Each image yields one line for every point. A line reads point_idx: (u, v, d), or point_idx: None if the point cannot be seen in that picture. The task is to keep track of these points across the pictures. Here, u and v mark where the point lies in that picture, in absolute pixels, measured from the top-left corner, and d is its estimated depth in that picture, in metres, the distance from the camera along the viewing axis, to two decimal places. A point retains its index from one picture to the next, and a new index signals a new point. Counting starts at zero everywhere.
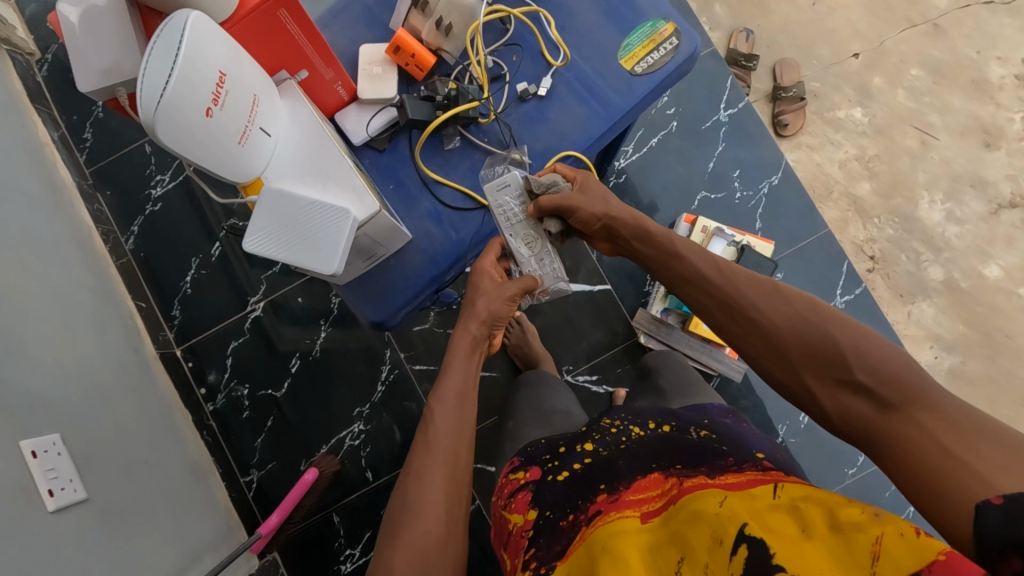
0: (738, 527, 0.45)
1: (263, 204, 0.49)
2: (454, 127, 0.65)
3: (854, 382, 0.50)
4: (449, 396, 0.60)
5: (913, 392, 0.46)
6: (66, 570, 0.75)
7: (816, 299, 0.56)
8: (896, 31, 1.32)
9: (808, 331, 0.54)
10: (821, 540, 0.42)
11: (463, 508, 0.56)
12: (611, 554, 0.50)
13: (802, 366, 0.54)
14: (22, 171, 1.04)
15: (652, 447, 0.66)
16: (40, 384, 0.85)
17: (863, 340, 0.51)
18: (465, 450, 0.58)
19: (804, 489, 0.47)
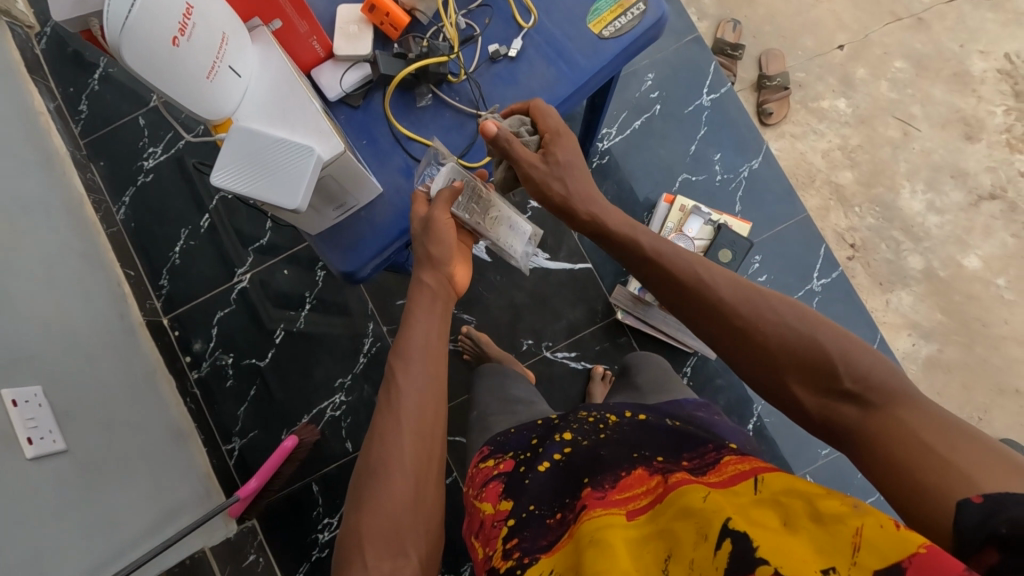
0: (722, 522, 0.44)
1: (230, 141, 0.51)
2: (426, 86, 0.68)
3: (840, 386, 0.50)
4: (413, 352, 0.60)
5: (895, 396, 0.47)
6: (40, 515, 0.76)
7: (796, 301, 0.55)
8: (881, 24, 1.34)
9: (795, 337, 0.53)
10: (804, 533, 0.42)
11: (435, 480, 0.57)
12: (598, 545, 0.49)
13: (786, 370, 0.53)
14: (15, 136, 1.07)
15: (633, 438, 0.66)
16: (22, 337, 0.87)
17: (848, 345, 0.51)
18: (430, 414, 0.58)
19: (785, 481, 0.46)
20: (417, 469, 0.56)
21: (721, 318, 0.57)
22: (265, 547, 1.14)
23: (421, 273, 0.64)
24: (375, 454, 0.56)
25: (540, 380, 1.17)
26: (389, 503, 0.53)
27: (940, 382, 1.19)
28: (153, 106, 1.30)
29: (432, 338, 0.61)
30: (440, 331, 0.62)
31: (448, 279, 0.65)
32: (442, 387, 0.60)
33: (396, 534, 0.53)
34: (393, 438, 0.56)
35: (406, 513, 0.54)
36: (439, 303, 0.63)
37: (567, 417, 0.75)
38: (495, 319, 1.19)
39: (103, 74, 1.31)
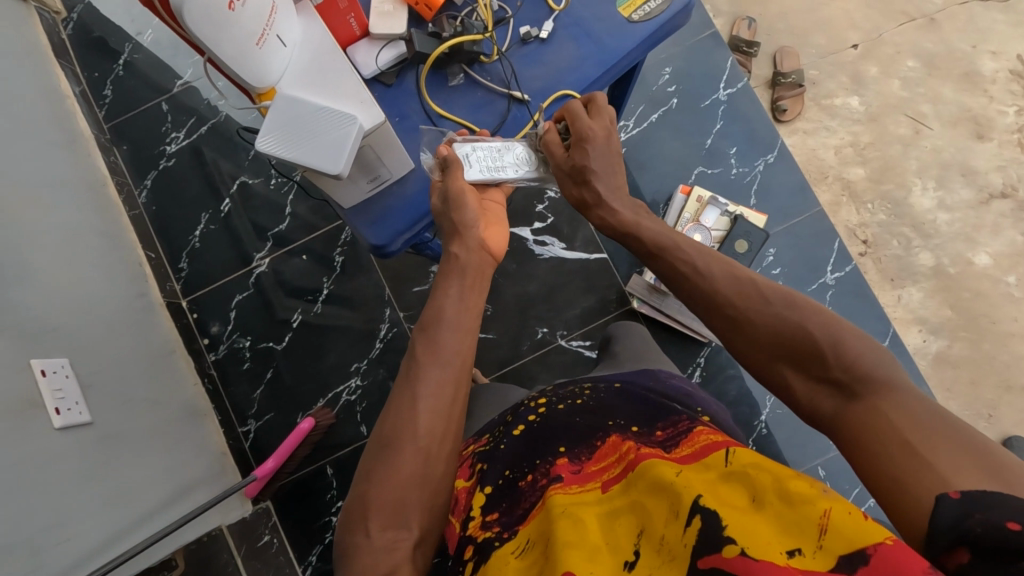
0: (692, 500, 0.45)
1: (276, 108, 0.53)
2: (458, 65, 0.70)
3: (829, 375, 0.50)
4: (441, 324, 0.59)
5: (881, 386, 0.47)
6: (64, 481, 0.78)
7: (792, 291, 0.56)
8: (893, 24, 1.36)
9: (787, 325, 0.53)
10: (771, 510, 0.43)
11: (445, 455, 0.56)
12: (571, 519, 0.50)
13: (778, 358, 0.54)
14: (43, 118, 1.10)
15: (608, 406, 0.71)
16: (48, 310, 0.89)
17: (841, 335, 0.51)
18: (449, 386, 0.57)
19: (752, 456, 0.49)
20: (428, 443, 0.55)
21: (714, 307, 0.58)
22: (279, 528, 1.14)
23: (452, 244, 0.63)
24: (389, 424, 0.56)
25: (553, 368, 1.18)
26: (398, 478, 0.54)
27: (948, 377, 1.20)
28: (176, 92, 1.33)
29: (463, 315, 0.60)
30: (470, 308, 0.60)
31: (481, 247, 0.63)
32: (466, 362, 0.59)
33: (400, 509, 0.53)
34: (409, 408, 0.56)
35: (414, 487, 0.54)
36: (469, 276, 0.61)
37: (546, 393, 0.79)
38: (510, 306, 1.20)
39: (127, 59, 1.34)
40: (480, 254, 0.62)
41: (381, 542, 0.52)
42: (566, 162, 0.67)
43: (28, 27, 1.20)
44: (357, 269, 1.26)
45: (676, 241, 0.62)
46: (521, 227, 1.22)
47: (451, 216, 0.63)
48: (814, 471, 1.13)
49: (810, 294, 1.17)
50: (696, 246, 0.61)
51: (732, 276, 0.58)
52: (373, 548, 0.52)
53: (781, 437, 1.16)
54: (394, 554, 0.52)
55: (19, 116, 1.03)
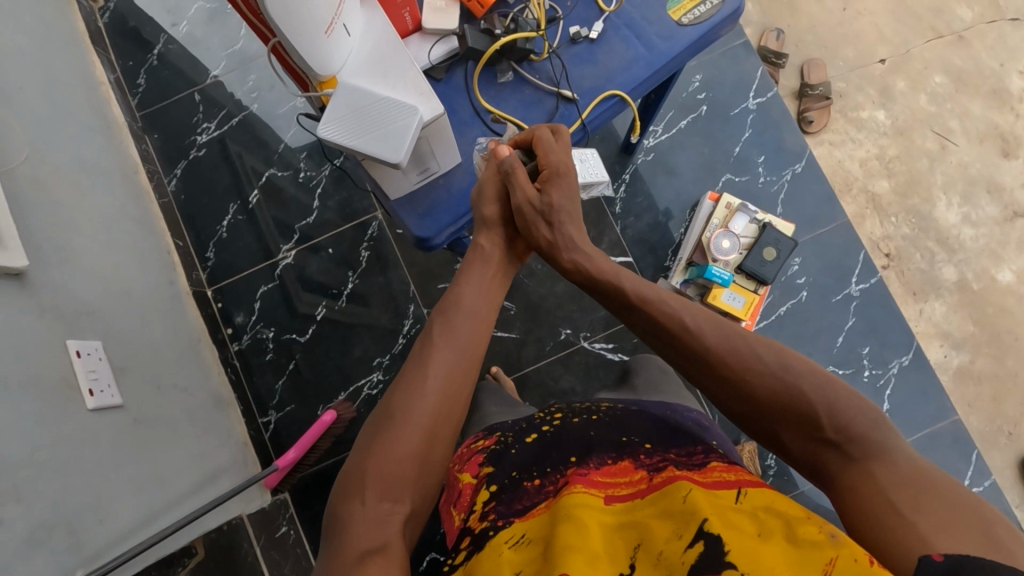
0: (697, 524, 0.42)
1: (338, 97, 0.56)
2: (507, 63, 0.71)
3: (822, 436, 0.50)
4: (459, 310, 0.61)
5: (874, 448, 0.48)
6: (98, 462, 0.79)
7: (786, 348, 0.54)
8: (923, 39, 1.37)
9: (779, 386, 0.52)
10: (776, 545, 0.40)
11: (446, 440, 0.56)
12: (573, 521, 0.46)
13: (770, 415, 0.53)
14: (79, 104, 1.12)
15: (621, 422, 0.66)
16: (83, 293, 0.90)
17: (836, 396, 0.50)
18: (460, 369, 0.58)
19: (767, 499, 0.45)
20: (432, 424, 0.55)
21: (703, 362, 0.56)
22: (297, 520, 1.14)
23: (479, 236, 0.67)
24: (398, 397, 0.56)
25: (576, 369, 1.18)
26: (398, 453, 0.53)
27: (970, 393, 1.20)
28: (210, 83, 1.34)
29: (480, 303, 0.62)
30: (489, 299, 0.63)
31: (506, 244, 0.67)
32: (478, 351, 0.60)
33: (396, 484, 0.53)
34: (419, 384, 0.56)
35: (413, 465, 0.54)
36: (491, 269, 0.65)
37: (563, 408, 0.74)
38: (534, 306, 1.21)
39: (162, 49, 1.35)
40: (503, 254, 0.66)
41: (373, 514, 0.51)
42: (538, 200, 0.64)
43: (67, 15, 1.22)
44: (383, 264, 1.27)
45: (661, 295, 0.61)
46: None
47: (482, 210, 0.66)
48: None
49: (835, 305, 1.18)
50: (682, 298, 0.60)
51: (720, 325, 0.57)
52: (364, 518, 0.51)
53: None
54: (384, 530, 0.51)
55: (57, 102, 1.05)
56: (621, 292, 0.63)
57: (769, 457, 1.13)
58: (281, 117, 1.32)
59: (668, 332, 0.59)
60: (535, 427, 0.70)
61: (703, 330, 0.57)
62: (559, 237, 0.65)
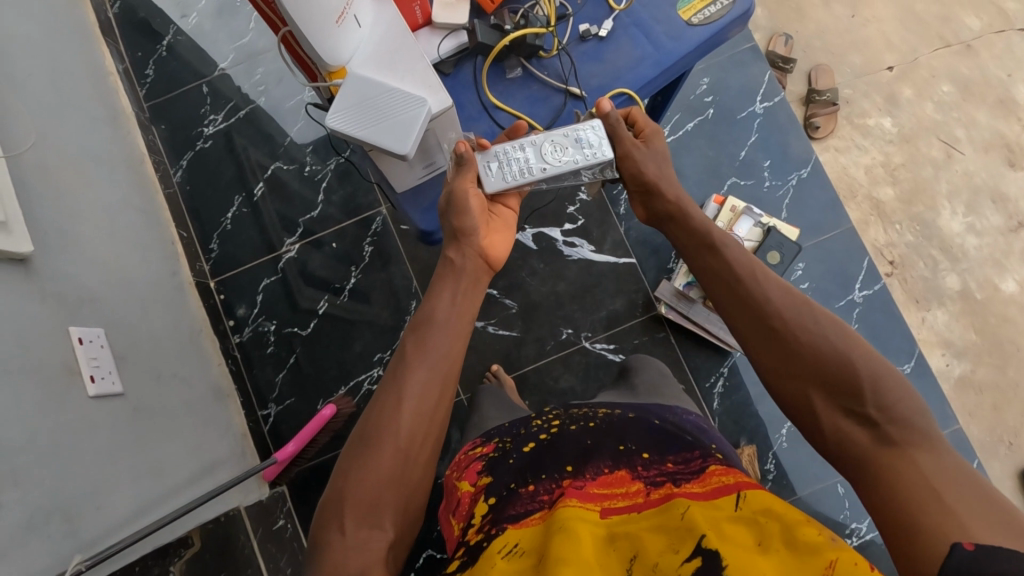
0: (695, 540, 0.42)
1: (348, 88, 0.56)
2: (517, 59, 0.71)
3: (864, 411, 0.51)
4: (433, 327, 0.63)
5: (916, 435, 0.48)
6: (96, 449, 0.79)
7: (848, 328, 0.55)
8: (930, 47, 1.37)
9: (831, 355, 0.53)
10: (775, 556, 0.40)
11: (425, 458, 0.58)
12: (566, 533, 0.45)
13: (810, 378, 0.54)
14: (87, 93, 1.12)
15: (620, 428, 0.64)
16: (86, 280, 0.91)
17: (886, 379, 0.51)
18: (434, 389, 0.60)
19: (765, 501, 0.45)
20: (408, 445, 0.57)
21: (761, 317, 0.58)
22: (294, 514, 1.14)
23: (449, 249, 0.67)
24: (373, 420, 0.58)
25: (577, 369, 1.18)
26: (376, 477, 0.55)
27: (971, 402, 1.19)
28: (217, 75, 1.34)
29: (452, 320, 0.64)
30: (461, 314, 0.65)
31: (479, 254, 0.67)
32: (453, 370, 0.63)
33: (376, 507, 0.55)
34: (395, 405, 0.58)
35: (391, 487, 0.55)
36: (462, 283, 0.66)
37: (559, 414, 0.72)
38: (536, 305, 1.21)
39: (171, 40, 1.36)
40: (476, 264, 0.67)
41: (355, 540, 0.53)
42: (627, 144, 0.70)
43: (77, 4, 1.22)
44: (385, 260, 1.26)
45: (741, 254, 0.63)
46: (552, 227, 1.23)
47: (452, 221, 0.66)
48: (834, 489, 1.11)
49: (838, 310, 1.18)
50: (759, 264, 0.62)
51: (788, 292, 0.59)
52: (345, 545, 0.53)
53: (801, 451, 1.14)
54: (367, 552, 0.53)
55: (65, 90, 1.05)
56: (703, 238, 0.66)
57: (768, 462, 1.13)
58: (288, 111, 1.32)
59: (737, 287, 0.61)
60: (530, 436, 0.67)
61: (770, 292, 0.59)
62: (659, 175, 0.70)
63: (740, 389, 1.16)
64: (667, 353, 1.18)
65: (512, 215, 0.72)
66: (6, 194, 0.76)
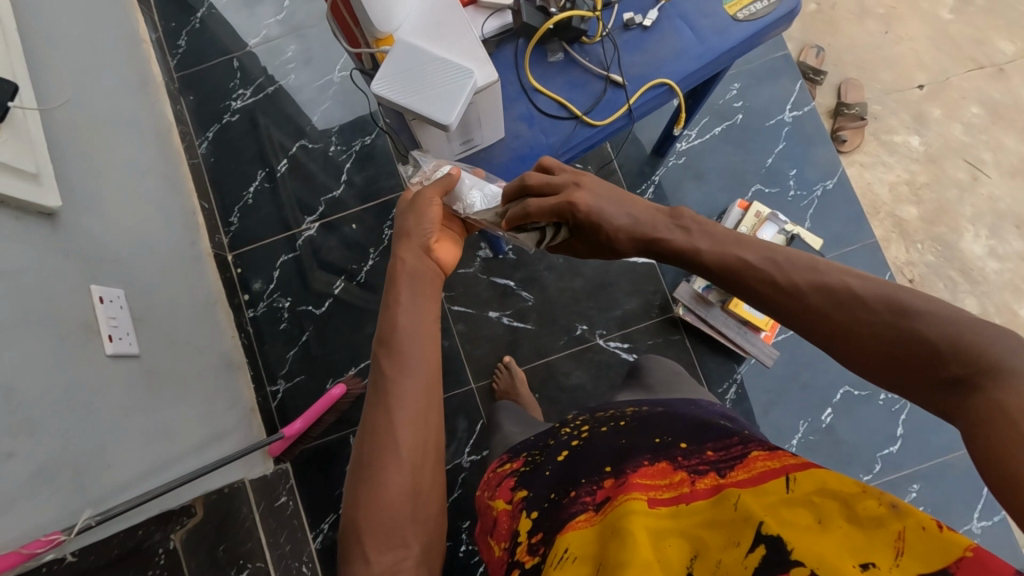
0: (754, 529, 0.41)
1: (396, 53, 0.58)
2: (559, 43, 0.74)
3: (945, 372, 0.41)
4: (400, 336, 0.57)
5: (1007, 373, 0.38)
6: (111, 408, 0.78)
7: (890, 283, 0.45)
8: (962, 69, 1.37)
9: (889, 332, 0.43)
10: (838, 531, 0.39)
11: (431, 465, 0.54)
12: (620, 537, 0.44)
13: (871, 354, 0.45)
14: (120, 59, 1.13)
15: (652, 423, 0.63)
16: (109, 240, 0.91)
17: (951, 325, 0.42)
18: (417, 395, 0.55)
19: (817, 478, 0.43)
20: (410, 456, 0.52)
21: (809, 322, 0.48)
22: (296, 491, 1.12)
23: (399, 251, 0.64)
24: (367, 447, 0.53)
25: (588, 366, 1.18)
26: (387, 500, 0.50)
27: None
28: (248, 51, 1.35)
29: (421, 321, 0.59)
30: (427, 314, 0.60)
31: (425, 253, 0.65)
32: (433, 369, 0.57)
33: (394, 529, 0.50)
34: (381, 425, 0.53)
35: (407, 504, 0.51)
36: (426, 284, 0.62)
37: (586, 418, 0.70)
38: (552, 299, 1.20)
39: (204, 14, 1.36)
40: (430, 267, 0.64)
41: (380, 567, 0.49)
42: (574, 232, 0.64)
43: None
44: None
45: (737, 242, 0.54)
46: None
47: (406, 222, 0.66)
48: None
49: None
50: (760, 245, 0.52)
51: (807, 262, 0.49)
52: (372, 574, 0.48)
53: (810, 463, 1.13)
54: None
55: (99, 53, 1.06)
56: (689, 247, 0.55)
57: None
58: (316, 90, 1.33)
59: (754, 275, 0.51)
60: (562, 443, 0.66)
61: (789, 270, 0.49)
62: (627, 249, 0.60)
63: (751, 397, 1.16)
64: (681, 355, 1.18)
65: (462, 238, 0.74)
66: (37, 146, 0.76)
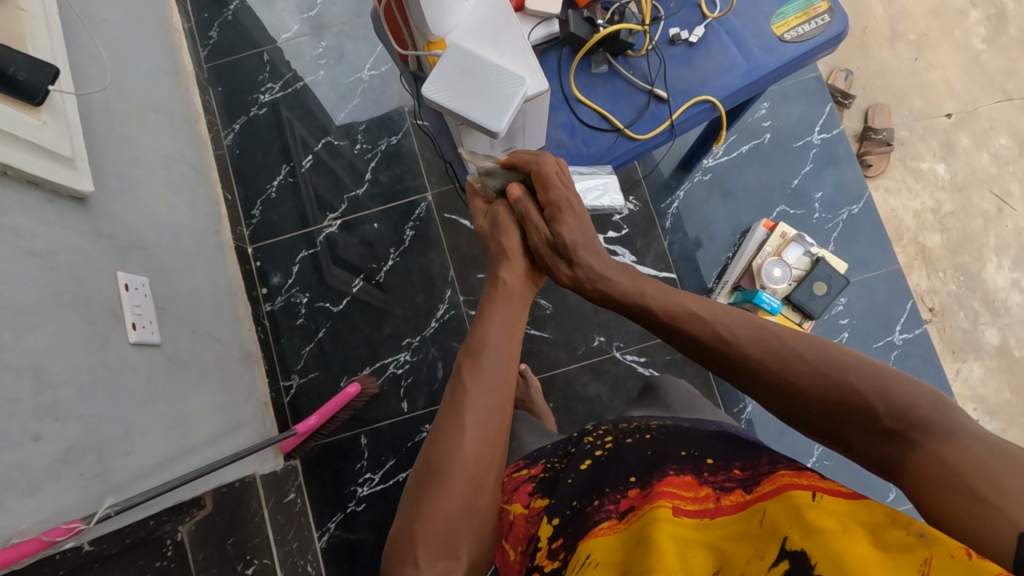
0: (779, 543, 0.39)
1: (447, 60, 0.59)
2: (603, 55, 0.76)
3: (880, 426, 0.46)
4: (485, 350, 0.58)
5: (937, 429, 0.43)
6: (133, 395, 0.78)
7: (820, 337, 0.51)
8: (991, 99, 1.36)
9: (827, 380, 0.48)
10: (864, 547, 0.36)
11: (491, 488, 0.54)
12: (645, 547, 0.44)
13: (819, 411, 0.49)
14: (154, 47, 1.14)
15: (677, 436, 0.62)
16: (139, 226, 0.91)
17: (883, 383, 0.46)
18: (494, 414, 0.55)
19: (848, 504, 0.41)
20: (476, 472, 0.53)
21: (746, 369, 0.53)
22: (304, 489, 1.14)
23: (499, 268, 0.65)
24: (433, 455, 0.53)
25: (605, 377, 1.17)
26: (444, 513, 0.51)
27: None
28: (278, 45, 1.35)
29: (505, 338, 0.60)
30: (513, 330, 0.60)
31: (527, 273, 0.65)
32: (510, 389, 0.58)
33: (446, 540, 0.51)
34: (456, 437, 0.54)
35: (463, 520, 0.52)
36: (515, 303, 0.62)
37: (609, 429, 0.69)
38: (572, 308, 1.20)
39: (237, 6, 1.37)
40: (524, 284, 0.65)
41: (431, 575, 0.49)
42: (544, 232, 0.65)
43: None
44: (426, 245, 1.26)
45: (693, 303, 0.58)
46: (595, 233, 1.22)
47: (500, 241, 0.67)
48: None
49: (875, 351, 1.16)
50: (712, 303, 0.58)
51: (748, 322, 0.55)
52: None
53: None
54: None
55: (135, 40, 1.06)
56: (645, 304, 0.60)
57: None
58: (345, 87, 1.33)
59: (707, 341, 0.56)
60: (586, 451, 0.65)
61: (733, 327, 0.55)
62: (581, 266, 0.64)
63: (766, 418, 1.15)
64: (698, 372, 1.17)
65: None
66: (75, 129, 0.76)
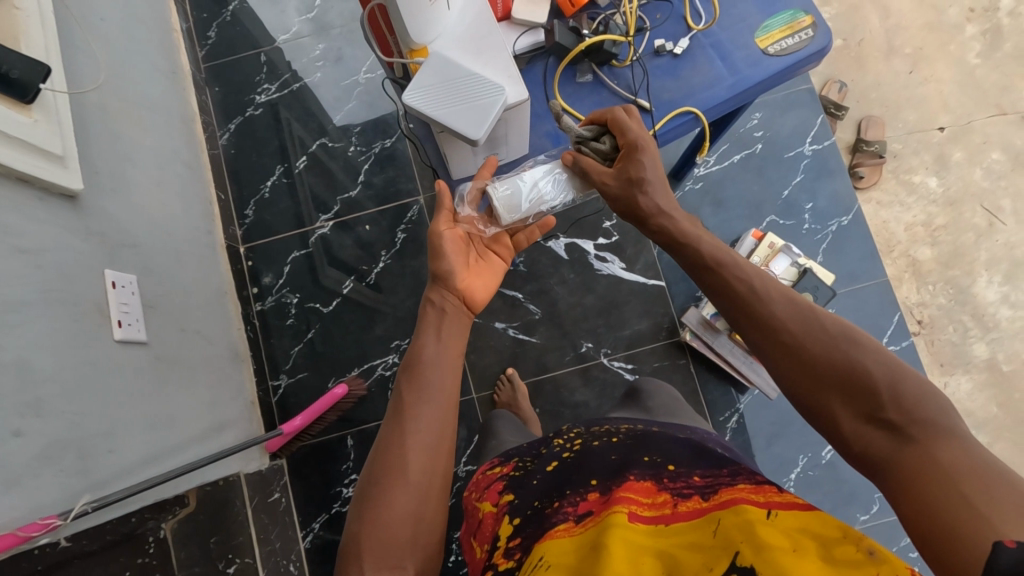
0: (730, 558, 0.40)
1: (429, 68, 0.60)
2: (589, 65, 0.77)
3: (884, 415, 0.46)
4: (426, 363, 0.61)
5: (938, 432, 0.43)
6: (117, 393, 0.78)
7: (850, 323, 0.51)
8: (985, 114, 1.36)
9: (843, 361, 0.49)
10: (812, 565, 0.37)
11: (438, 495, 0.55)
12: (598, 553, 0.44)
13: (826, 386, 0.49)
14: (151, 47, 1.15)
15: (645, 442, 0.62)
16: (130, 224, 0.91)
17: (899, 377, 0.46)
18: (436, 425, 0.57)
19: (801, 520, 0.41)
20: (421, 482, 0.54)
21: (770, 329, 0.53)
22: (289, 489, 1.15)
23: (432, 292, 0.68)
24: (378, 464, 0.55)
25: (593, 383, 1.17)
26: (392, 519, 0.52)
27: None
28: (277, 46, 1.36)
29: (443, 354, 0.62)
30: (449, 348, 0.63)
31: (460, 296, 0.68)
32: (451, 400, 0.60)
33: (391, 549, 0.51)
34: (398, 446, 0.55)
35: (406, 527, 0.52)
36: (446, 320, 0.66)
37: (580, 431, 0.69)
38: (561, 314, 1.20)
39: (236, 7, 1.38)
40: (458, 304, 0.67)
41: None
42: (619, 175, 0.68)
43: None
44: (418, 248, 1.26)
45: (738, 261, 0.59)
46: (586, 239, 1.23)
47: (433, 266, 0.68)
48: None
49: None
50: (757, 269, 0.58)
51: (785, 293, 0.55)
52: None
53: (808, 497, 1.12)
54: None
55: (132, 39, 1.07)
56: (696, 250, 0.62)
57: None
58: (341, 90, 1.34)
59: (739, 301, 0.56)
60: (553, 454, 0.65)
61: (768, 292, 0.55)
62: (646, 202, 0.66)
63: (753, 427, 1.15)
64: (684, 380, 1.17)
65: (502, 265, 0.74)
66: (67, 128, 0.77)
